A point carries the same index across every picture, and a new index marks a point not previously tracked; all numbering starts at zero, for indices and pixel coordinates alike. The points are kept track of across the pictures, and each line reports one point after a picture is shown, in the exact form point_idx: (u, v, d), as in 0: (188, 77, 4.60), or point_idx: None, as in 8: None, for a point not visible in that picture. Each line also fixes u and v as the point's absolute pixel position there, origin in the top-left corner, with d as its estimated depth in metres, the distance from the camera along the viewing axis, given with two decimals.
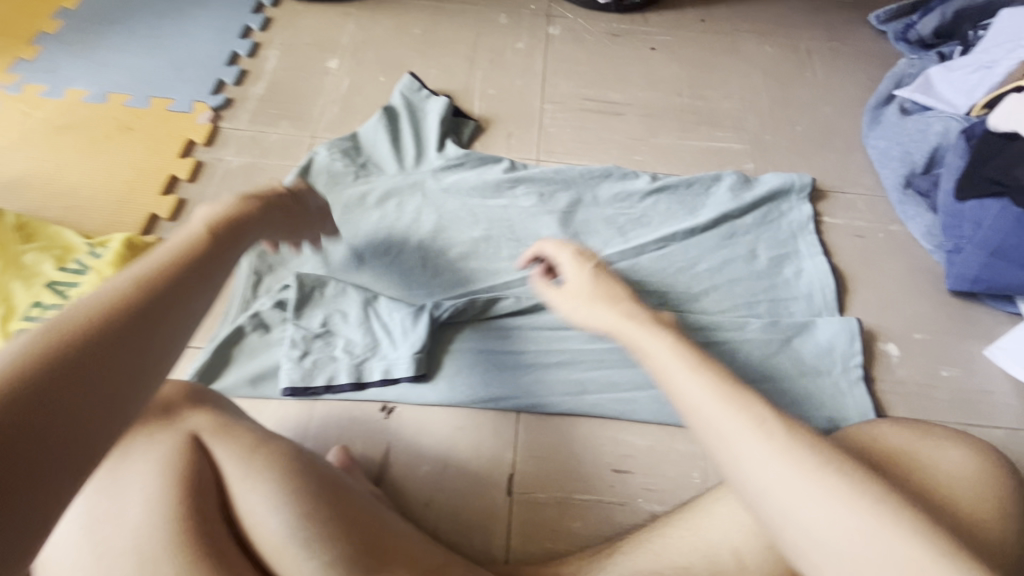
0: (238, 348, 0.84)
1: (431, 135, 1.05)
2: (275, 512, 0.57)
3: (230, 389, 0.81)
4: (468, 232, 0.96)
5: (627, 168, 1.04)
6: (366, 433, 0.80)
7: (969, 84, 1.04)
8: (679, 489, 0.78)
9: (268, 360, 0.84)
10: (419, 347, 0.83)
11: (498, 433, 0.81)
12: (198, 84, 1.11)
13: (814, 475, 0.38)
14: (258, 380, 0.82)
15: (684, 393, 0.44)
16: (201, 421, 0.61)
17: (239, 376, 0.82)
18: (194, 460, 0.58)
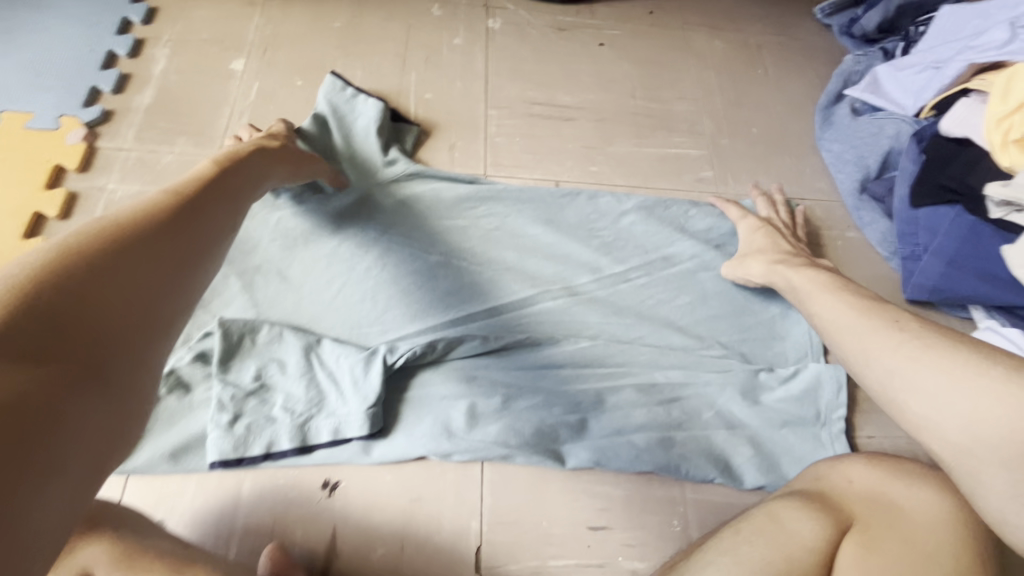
0: (150, 417, 0.70)
1: (374, 149, 0.91)
2: None
3: (145, 469, 0.68)
4: (423, 257, 0.85)
5: (594, 188, 0.96)
6: (305, 517, 0.68)
7: (918, 84, 1.01)
8: (660, 541, 0.72)
9: (190, 427, 0.70)
10: (373, 401, 0.71)
11: (461, 497, 0.72)
12: (66, 94, 0.91)
13: (918, 351, 0.48)
14: (179, 454, 0.69)
15: (827, 316, 0.62)
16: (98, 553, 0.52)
17: (155, 451, 0.68)
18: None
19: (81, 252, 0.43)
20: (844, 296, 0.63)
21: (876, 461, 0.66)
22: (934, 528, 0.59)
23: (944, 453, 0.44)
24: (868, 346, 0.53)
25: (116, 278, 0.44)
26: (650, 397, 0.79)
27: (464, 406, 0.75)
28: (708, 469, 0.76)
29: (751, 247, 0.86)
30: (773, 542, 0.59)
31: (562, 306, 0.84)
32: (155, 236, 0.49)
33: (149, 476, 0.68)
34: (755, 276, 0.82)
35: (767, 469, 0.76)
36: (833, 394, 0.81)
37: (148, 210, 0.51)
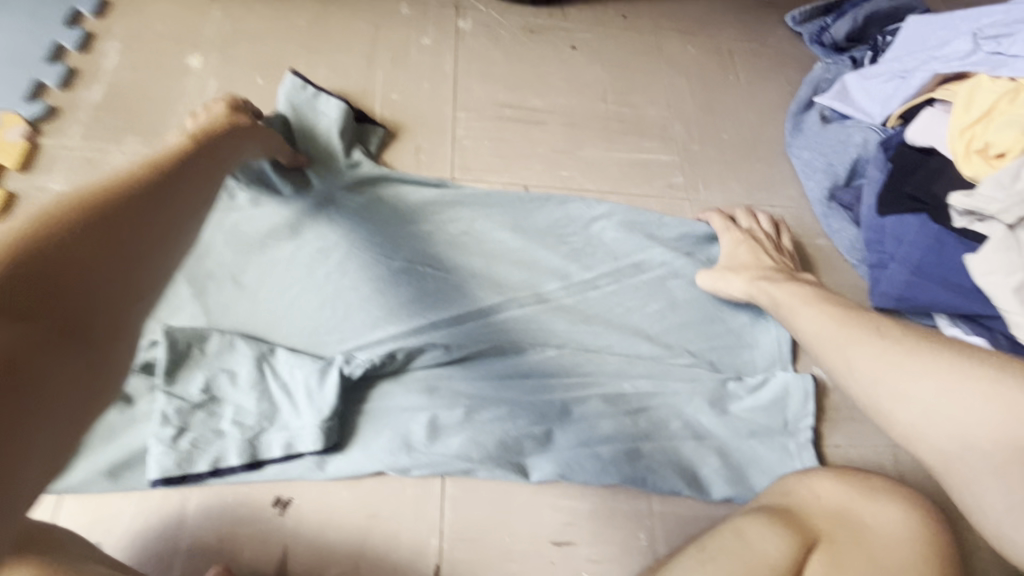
0: (87, 432, 0.66)
1: (336, 150, 0.87)
2: None
3: (81, 488, 0.63)
4: (385, 263, 0.82)
5: (566, 193, 0.94)
6: (254, 537, 0.65)
7: (884, 94, 1.02)
8: (626, 556, 0.71)
9: (132, 442, 0.66)
10: (328, 414, 0.68)
11: (421, 514, 0.69)
12: (6, 88, 0.86)
13: (903, 363, 0.56)
14: (118, 471, 0.65)
15: (809, 326, 0.69)
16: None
17: (93, 467, 0.64)
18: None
19: (69, 210, 0.43)
20: (825, 306, 0.69)
21: (842, 476, 0.65)
22: (901, 545, 0.58)
23: (933, 459, 0.53)
24: (858, 359, 0.59)
25: (109, 236, 0.44)
26: (617, 408, 0.78)
27: (424, 419, 0.72)
28: (675, 481, 0.74)
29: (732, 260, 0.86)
30: (737, 558, 0.57)
31: (529, 314, 0.82)
32: (146, 197, 0.49)
33: (86, 494, 0.64)
34: (736, 290, 0.83)
35: (734, 480, 0.75)
36: (800, 403, 0.80)
37: (129, 173, 0.51)
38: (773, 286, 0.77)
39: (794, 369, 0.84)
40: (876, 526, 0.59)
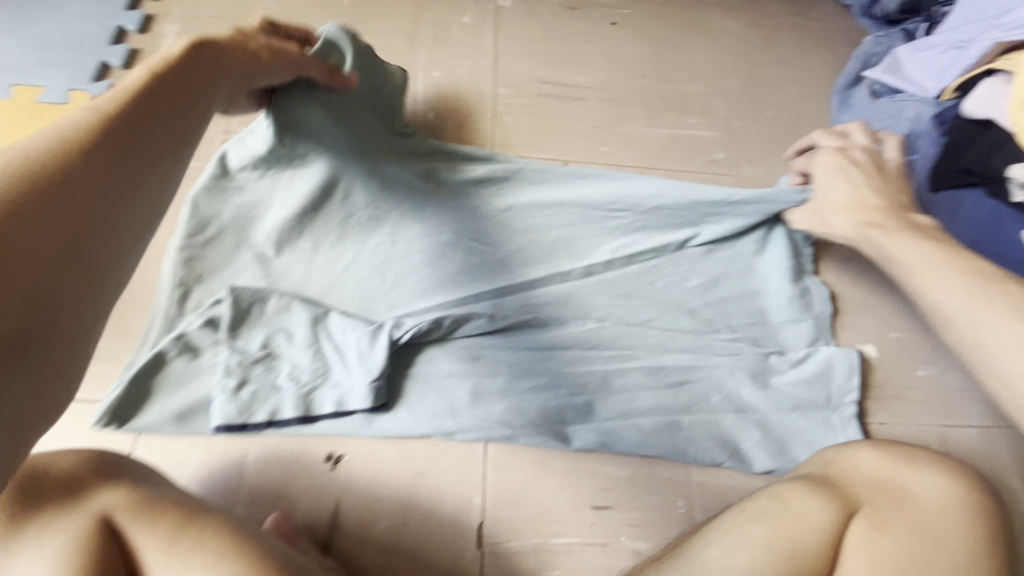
0: (159, 378, 0.70)
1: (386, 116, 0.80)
2: None
3: (153, 428, 0.68)
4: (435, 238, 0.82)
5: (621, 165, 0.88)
6: (308, 489, 0.69)
7: (939, 65, 0.98)
8: (663, 522, 0.72)
9: (197, 392, 0.70)
10: (378, 374, 0.71)
11: (465, 474, 0.72)
12: (76, 68, 0.91)
13: None
14: (185, 417, 0.69)
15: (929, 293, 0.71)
16: (115, 499, 0.56)
17: (162, 412, 0.69)
18: (100, 541, 0.54)
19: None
20: (951, 272, 0.70)
21: (885, 447, 0.64)
22: (942, 515, 0.57)
23: None
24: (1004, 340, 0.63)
25: (41, 232, 0.39)
26: (657, 380, 0.78)
27: (469, 384, 0.75)
28: (715, 452, 0.75)
29: (833, 195, 0.80)
30: (776, 521, 0.58)
31: (572, 287, 0.83)
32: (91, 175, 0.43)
33: (156, 437, 0.69)
34: (838, 233, 0.80)
35: (775, 453, 0.75)
36: (845, 377, 0.80)
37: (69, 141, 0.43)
38: (883, 236, 0.75)
39: (837, 346, 0.84)
40: (920, 498, 0.59)
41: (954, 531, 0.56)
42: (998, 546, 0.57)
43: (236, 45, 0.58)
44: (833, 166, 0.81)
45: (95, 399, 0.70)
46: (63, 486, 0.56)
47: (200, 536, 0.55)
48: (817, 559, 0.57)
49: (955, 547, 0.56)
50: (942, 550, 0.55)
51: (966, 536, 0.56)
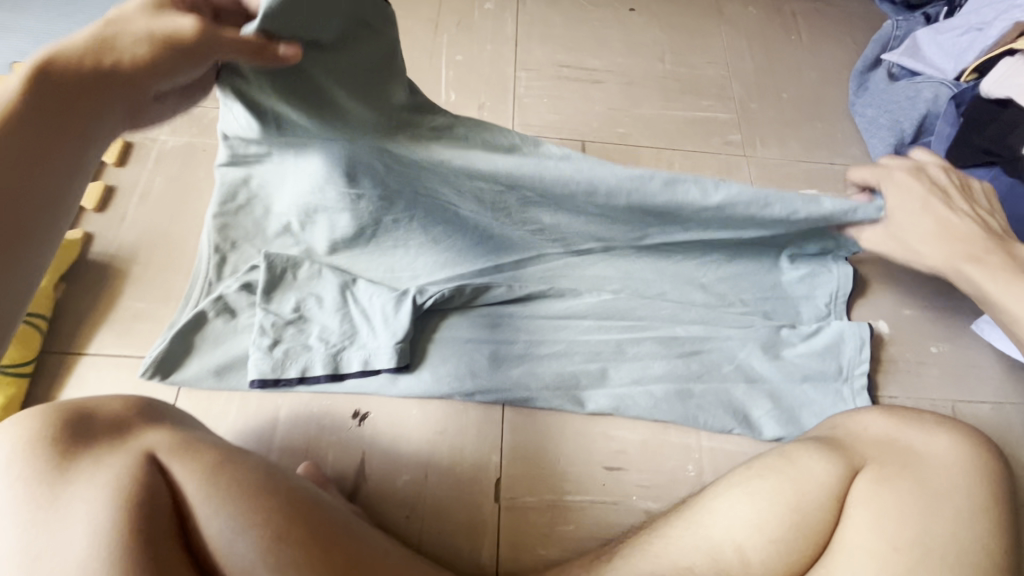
0: (200, 336, 0.75)
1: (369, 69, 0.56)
2: (245, 535, 0.54)
3: (193, 381, 0.73)
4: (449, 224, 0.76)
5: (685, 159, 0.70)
6: (337, 442, 0.73)
7: (959, 47, 0.99)
8: (674, 484, 0.74)
9: (235, 349, 0.75)
10: (402, 337, 0.75)
11: (483, 432, 0.75)
12: None
13: None
14: (223, 371, 0.74)
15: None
16: (157, 437, 0.58)
17: (202, 366, 0.74)
18: (143, 473, 0.55)
19: None
20: None
21: (894, 412, 0.66)
22: (948, 472, 0.59)
23: None
24: None
25: None
26: (670, 349, 0.81)
27: (487, 349, 0.78)
28: (725, 419, 0.77)
29: (915, 223, 0.74)
30: (784, 476, 0.61)
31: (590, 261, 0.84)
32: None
33: (197, 390, 0.74)
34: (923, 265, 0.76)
35: (786, 421, 0.77)
36: (856, 350, 0.81)
37: None
38: (981, 271, 0.73)
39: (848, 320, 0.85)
40: (929, 458, 0.61)
41: (962, 488, 0.58)
42: (1003, 503, 0.59)
43: (93, 51, 0.44)
44: (913, 190, 0.75)
45: (141, 355, 0.75)
46: (111, 426, 0.58)
47: (242, 472, 0.57)
48: (822, 512, 0.59)
49: (961, 502, 0.57)
50: (948, 504, 0.57)
51: (972, 492, 0.58)
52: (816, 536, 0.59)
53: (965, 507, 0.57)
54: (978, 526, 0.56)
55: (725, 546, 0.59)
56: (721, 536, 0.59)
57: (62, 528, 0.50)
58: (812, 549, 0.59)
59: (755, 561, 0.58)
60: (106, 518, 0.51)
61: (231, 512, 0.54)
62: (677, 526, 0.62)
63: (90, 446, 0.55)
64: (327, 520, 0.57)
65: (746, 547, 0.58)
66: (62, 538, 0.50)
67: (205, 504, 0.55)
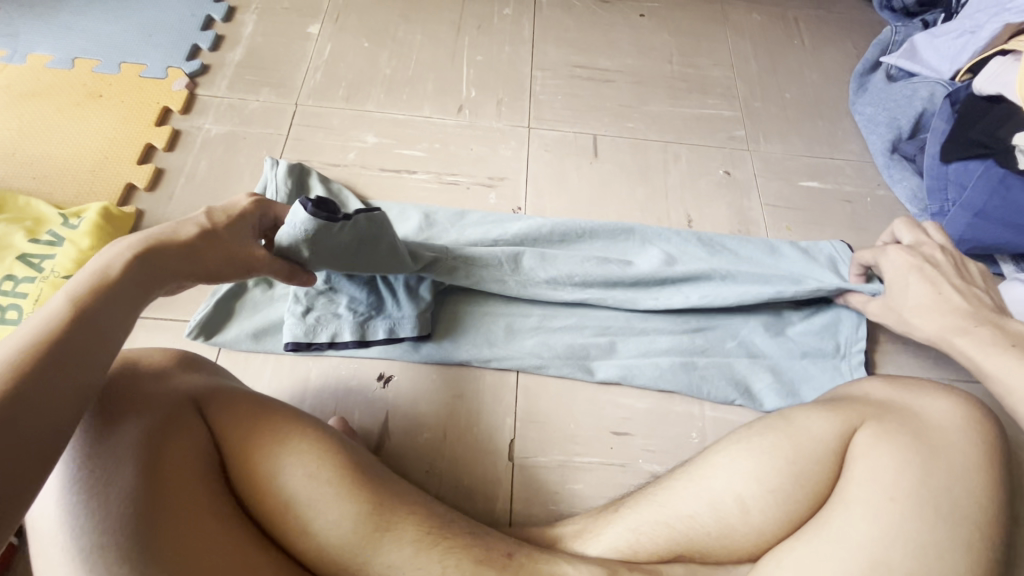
0: (240, 302, 0.82)
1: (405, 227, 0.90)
2: (286, 470, 0.54)
3: (233, 343, 0.79)
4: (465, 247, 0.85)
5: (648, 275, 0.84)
6: (363, 403, 0.79)
7: (954, 49, 1.04)
8: (679, 449, 0.78)
9: (271, 315, 0.81)
10: (424, 307, 0.81)
11: (498, 397, 0.80)
12: (172, 49, 1.05)
13: None
14: (260, 335, 0.80)
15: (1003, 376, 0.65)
16: (193, 382, 0.58)
17: (241, 330, 0.80)
18: (187, 417, 0.54)
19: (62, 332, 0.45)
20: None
21: (892, 381, 0.70)
22: (944, 431, 0.62)
23: None
24: None
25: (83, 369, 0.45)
26: (676, 324, 0.85)
27: (503, 322, 0.84)
28: (728, 390, 0.81)
29: (912, 297, 0.75)
30: (782, 433, 0.64)
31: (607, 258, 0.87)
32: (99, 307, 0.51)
33: (236, 351, 0.80)
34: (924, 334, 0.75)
35: (786, 393, 0.81)
36: (853, 329, 0.85)
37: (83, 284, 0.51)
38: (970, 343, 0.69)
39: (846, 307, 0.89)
40: (926, 418, 0.64)
41: (959, 445, 0.61)
42: (996, 461, 0.61)
43: None
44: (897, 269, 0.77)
45: (187, 319, 0.82)
46: (152, 371, 0.56)
47: (286, 425, 0.57)
48: (820, 464, 0.62)
49: (958, 458, 0.60)
50: (945, 460, 0.60)
51: (969, 450, 0.61)
52: (814, 487, 0.62)
53: (960, 463, 0.60)
54: (971, 480, 0.59)
55: (725, 496, 0.62)
56: (722, 487, 0.63)
57: (106, 466, 0.48)
58: (811, 499, 0.62)
59: (754, 509, 0.61)
60: (155, 459, 0.49)
61: (277, 460, 0.55)
62: (679, 480, 0.65)
63: (133, 390, 0.53)
64: (358, 463, 0.58)
65: (746, 497, 0.62)
66: (104, 478, 0.47)
67: (251, 451, 0.55)
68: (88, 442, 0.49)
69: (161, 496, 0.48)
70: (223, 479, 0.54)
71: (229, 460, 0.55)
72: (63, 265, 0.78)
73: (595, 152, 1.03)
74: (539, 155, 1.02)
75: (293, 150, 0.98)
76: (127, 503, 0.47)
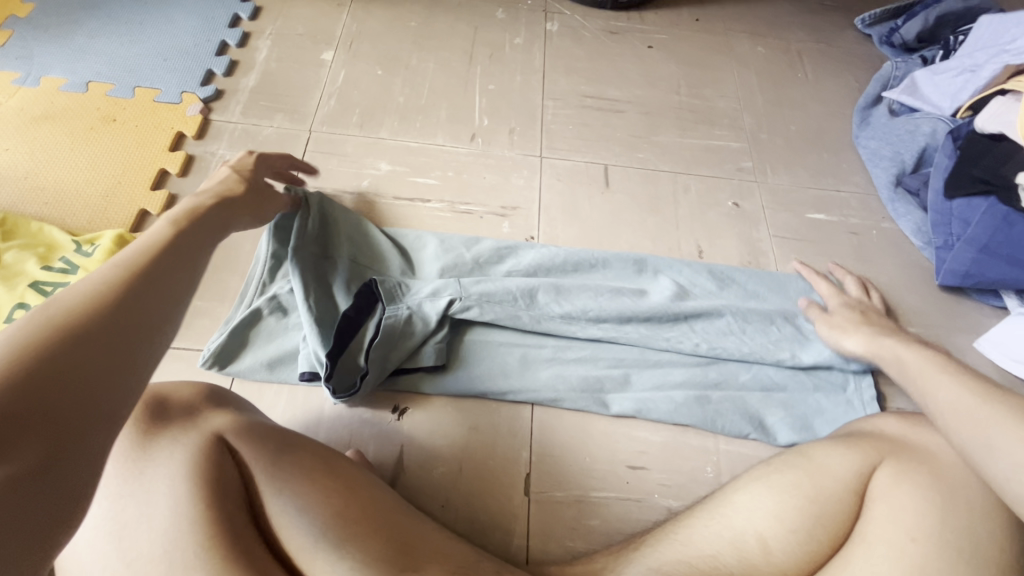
0: (255, 331, 0.81)
1: (422, 253, 0.90)
2: (303, 513, 0.53)
3: (248, 372, 0.79)
4: (481, 280, 0.86)
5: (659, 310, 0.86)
6: (377, 435, 0.78)
7: (954, 87, 1.08)
8: (694, 484, 0.78)
9: (286, 344, 0.81)
10: (440, 338, 0.81)
11: (514, 430, 0.80)
12: (187, 74, 1.06)
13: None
14: (275, 364, 0.80)
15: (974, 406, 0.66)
16: (222, 420, 0.57)
17: (256, 359, 0.80)
18: (220, 456, 0.54)
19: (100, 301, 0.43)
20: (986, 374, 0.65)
21: (907, 418, 0.70)
22: (963, 470, 0.62)
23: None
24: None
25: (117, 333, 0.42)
26: (690, 357, 0.85)
27: (518, 354, 0.84)
28: (742, 424, 0.81)
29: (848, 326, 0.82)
30: (802, 472, 0.65)
31: (620, 291, 0.88)
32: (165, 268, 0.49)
33: (250, 381, 0.80)
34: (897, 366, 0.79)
35: (799, 428, 0.81)
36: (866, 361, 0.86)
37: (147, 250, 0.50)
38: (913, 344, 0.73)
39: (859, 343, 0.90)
40: (945, 455, 0.64)
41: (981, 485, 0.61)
42: None
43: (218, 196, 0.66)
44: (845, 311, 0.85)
45: (201, 348, 0.81)
46: (184, 408, 0.56)
47: (315, 461, 0.58)
48: (841, 505, 0.63)
49: (980, 499, 0.60)
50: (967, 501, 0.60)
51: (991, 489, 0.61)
52: (836, 527, 0.62)
53: (983, 504, 0.60)
54: (994, 521, 0.59)
55: (748, 536, 0.62)
56: (743, 526, 0.63)
57: (144, 504, 0.49)
58: (834, 539, 0.62)
59: (778, 550, 0.61)
60: (194, 496, 0.50)
61: (306, 497, 0.54)
62: (700, 518, 0.65)
63: (167, 427, 0.54)
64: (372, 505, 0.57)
65: (768, 537, 0.61)
66: (142, 516, 0.48)
67: (277, 487, 0.54)
68: (129, 477, 0.50)
69: (204, 531, 0.48)
70: (251, 518, 0.53)
71: (258, 498, 0.54)
72: None
73: (606, 183, 1.04)
74: (551, 185, 1.03)
75: (307, 178, 0.98)
76: (172, 542, 0.47)
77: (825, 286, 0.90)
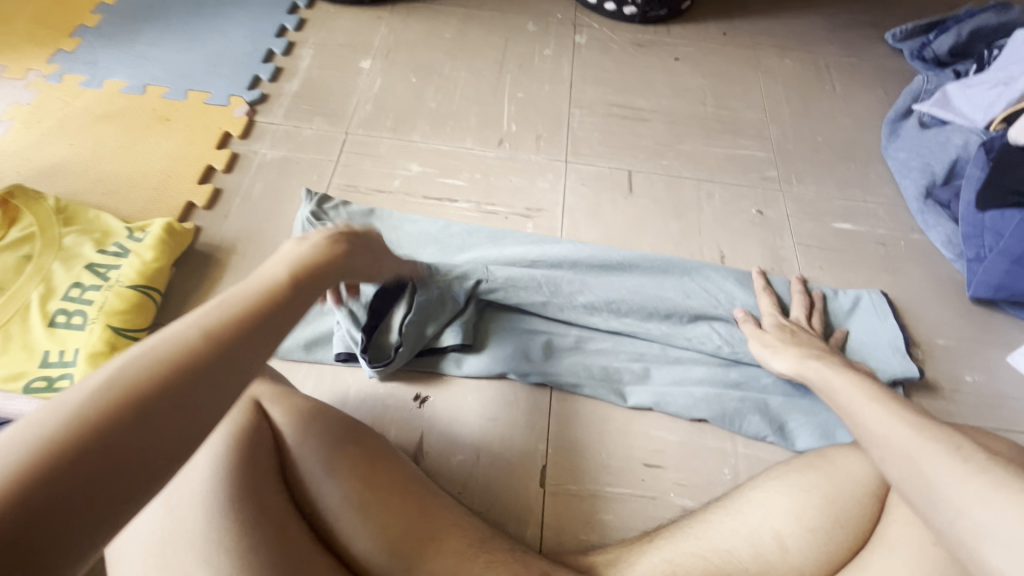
0: None
1: (453, 241, 0.94)
2: (329, 478, 0.56)
3: (285, 352, 0.83)
4: (508, 269, 0.89)
5: (677, 306, 0.88)
6: (399, 421, 0.80)
7: (987, 100, 1.07)
8: (711, 485, 0.78)
9: (321, 327, 0.85)
10: (466, 319, 0.84)
11: (532, 424, 0.81)
12: (235, 80, 1.13)
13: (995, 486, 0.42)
14: (311, 346, 0.84)
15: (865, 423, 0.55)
16: (260, 389, 0.59)
17: (293, 340, 0.84)
18: (259, 426, 0.56)
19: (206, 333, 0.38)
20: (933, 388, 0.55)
21: None
22: None
23: None
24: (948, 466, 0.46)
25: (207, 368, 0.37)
26: (711, 357, 0.86)
27: (541, 341, 0.86)
28: (761, 426, 0.80)
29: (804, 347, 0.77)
30: (822, 473, 0.64)
31: (641, 286, 0.91)
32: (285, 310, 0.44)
33: (287, 360, 0.84)
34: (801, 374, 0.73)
35: (820, 434, 0.79)
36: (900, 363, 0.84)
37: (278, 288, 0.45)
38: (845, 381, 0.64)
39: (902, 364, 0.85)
40: None
41: None
42: None
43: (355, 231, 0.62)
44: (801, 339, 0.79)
45: None
46: None
47: (343, 432, 0.60)
48: (860, 507, 0.62)
49: None
50: None
51: None
52: (854, 529, 0.61)
53: None
54: None
55: (765, 533, 0.61)
56: (759, 524, 0.62)
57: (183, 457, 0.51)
58: (853, 541, 0.61)
59: (794, 548, 0.60)
60: (234, 460, 0.52)
61: (336, 462, 0.56)
62: (716, 514, 0.65)
63: None
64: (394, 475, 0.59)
65: (785, 535, 0.61)
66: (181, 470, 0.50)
67: (307, 455, 0.57)
68: None
69: (241, 483, 0.50)
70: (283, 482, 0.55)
71: (291, 463, 0.57)
72: (126, 275, 0.82)
73: (630, 188, 1.06)
74: (576, 189, 1.05)
75: (342, 175, 1.03)
76: (207, 490, 0.49)
77: (768, 301, 0.88)
